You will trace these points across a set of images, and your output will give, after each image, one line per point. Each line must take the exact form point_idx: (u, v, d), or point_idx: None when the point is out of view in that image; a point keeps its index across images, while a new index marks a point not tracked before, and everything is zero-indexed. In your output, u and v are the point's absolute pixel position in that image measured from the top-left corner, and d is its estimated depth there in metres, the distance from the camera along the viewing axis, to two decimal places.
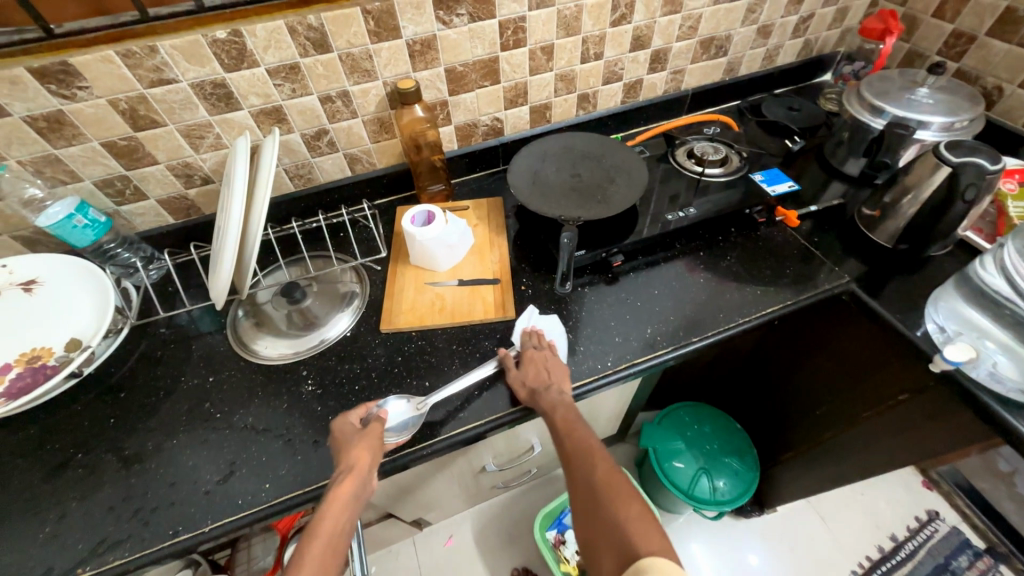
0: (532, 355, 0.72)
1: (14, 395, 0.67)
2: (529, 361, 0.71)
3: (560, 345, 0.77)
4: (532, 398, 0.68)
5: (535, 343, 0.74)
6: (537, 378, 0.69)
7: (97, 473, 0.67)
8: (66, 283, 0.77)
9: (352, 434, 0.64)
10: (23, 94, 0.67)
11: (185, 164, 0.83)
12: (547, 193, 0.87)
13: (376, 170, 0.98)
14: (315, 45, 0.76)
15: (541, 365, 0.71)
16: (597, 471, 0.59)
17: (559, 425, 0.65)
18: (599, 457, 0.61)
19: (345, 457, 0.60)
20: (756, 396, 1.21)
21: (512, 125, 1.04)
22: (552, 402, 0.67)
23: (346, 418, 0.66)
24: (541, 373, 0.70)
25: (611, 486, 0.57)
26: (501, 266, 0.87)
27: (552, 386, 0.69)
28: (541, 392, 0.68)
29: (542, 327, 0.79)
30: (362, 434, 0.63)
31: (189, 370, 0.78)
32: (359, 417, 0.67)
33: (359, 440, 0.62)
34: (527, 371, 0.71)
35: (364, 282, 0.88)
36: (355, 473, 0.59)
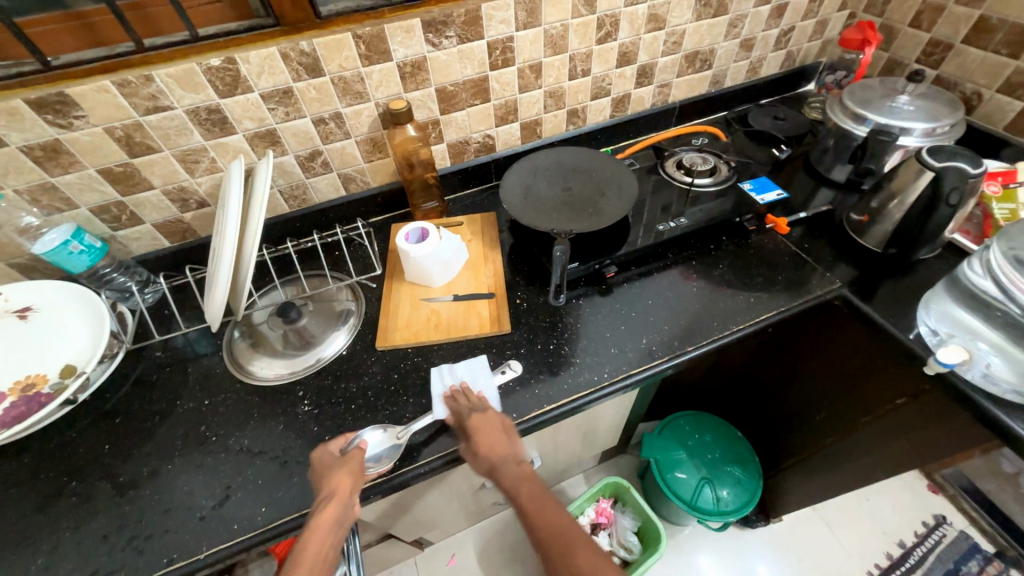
0: (478, 422, 0.65)
1: (9, 424, 0.66)
2: (476, 429, 0.65)
3: (491, 397, 0.72)
4: (492, 471, 0.63)
5: (474, 410, 0.68)
6: (491, 450, 0.63)
7: (91, 501, 0.66)
8: (60, 310, 0.77)
9: (333, 461, 0.63)
10: (20, 125, 0.68)
11: (180, 189, 0.84)
12: (539, 207, 0.88)
13: (370, 188, 0.99)
14: (308, 69, 0.78)
15: (490, 433, 0.65)
16: (577, 557, 0.55)
17: (525, 503, 0.61)
18: (577, 543, 0.56)
19: (327, 484, 0.60)
20: (756, 405, 1.21)
21: (503, 142, 1.05)
22: (513, 479, 0.62)
23: (325, 447, 0.65)
24: (493, 443, 0.64)
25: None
26: (495, 280, 0.88)
27: (511, 458, 0.63)
28: (499, 467, 0.63)
29: (464, 382, 0.74)
30: (343, 461, 0.62)
31: (184, 392, 0.78)
32: (339, 445, 0.66)
33: (341, 466, 0.62)
34: (478, 445, 0.64)
35: (359, 300, 0.88)
36: (338, 498, 0.59)
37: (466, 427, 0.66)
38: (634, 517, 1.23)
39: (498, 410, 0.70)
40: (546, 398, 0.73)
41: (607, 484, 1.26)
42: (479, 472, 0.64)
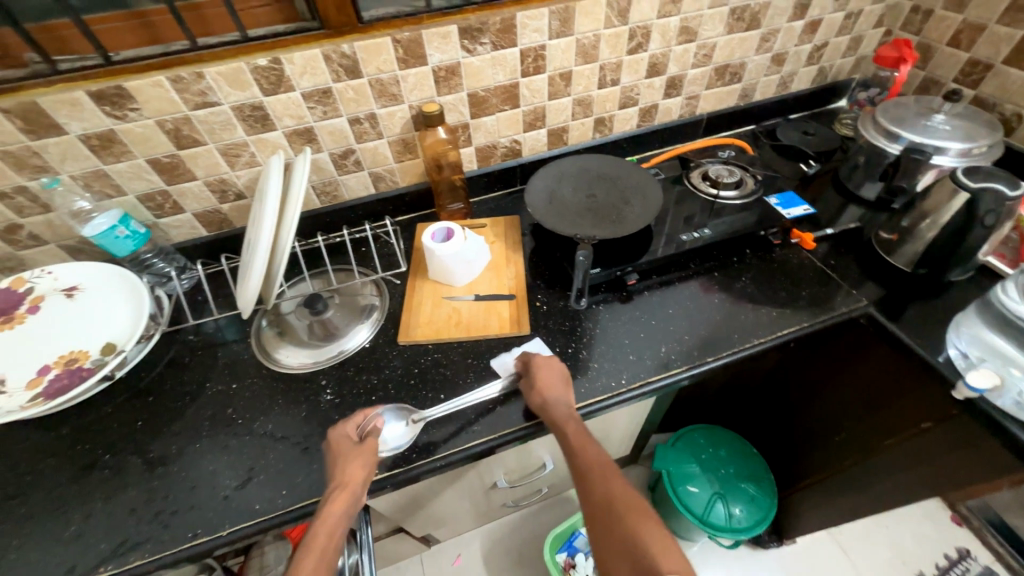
0: (542, 362, 0.72)
1: (51, 395, 0.70)
2: (538, 367, 0.71)
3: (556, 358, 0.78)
4: (544, 407, 0.68)
5: (540, 355, 0.74)
6: (547, 385, 0.70)
7: (123, 475, 0.69)
8: (103, 291, 0.81)
9: (347, 448, 0.64)
10: (80, 115, 0.72)
11: (221, 180, 0.88)
12: (563, 212, 0.89)
13: (398, 188, 1.02)
14: (347, 71, 0.81)
15: (550, 374, 0.71)
16: (612, 486, 0.57)
17: (569, 433, 0.64)
18: (612, 474, 0.59)
19: (339, 474, 0.62)
20: (773, 422, 1.19)
21: (530, 147, 1.07)
22: (562, 414, 0.66)
23: (339, 427, 0.67)
24: (551, 381, 0.70)
25: (627, 505, 0.54)
26: (516, 282, 0.89)
27: (562, 399, 0.68)
28: (552, 402, 0.68)
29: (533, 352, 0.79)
30: (356, 449, 0.64)
31: (214, 375, 0.81)
32: (355, 427, 0.67)
33: (354, 455, 0.63)
34: (537, 378, 0.71)
35: (383, 295, 0.91)
36: (349, 488, 0.60)
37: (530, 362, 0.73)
38: None
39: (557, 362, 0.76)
40: None
41: None
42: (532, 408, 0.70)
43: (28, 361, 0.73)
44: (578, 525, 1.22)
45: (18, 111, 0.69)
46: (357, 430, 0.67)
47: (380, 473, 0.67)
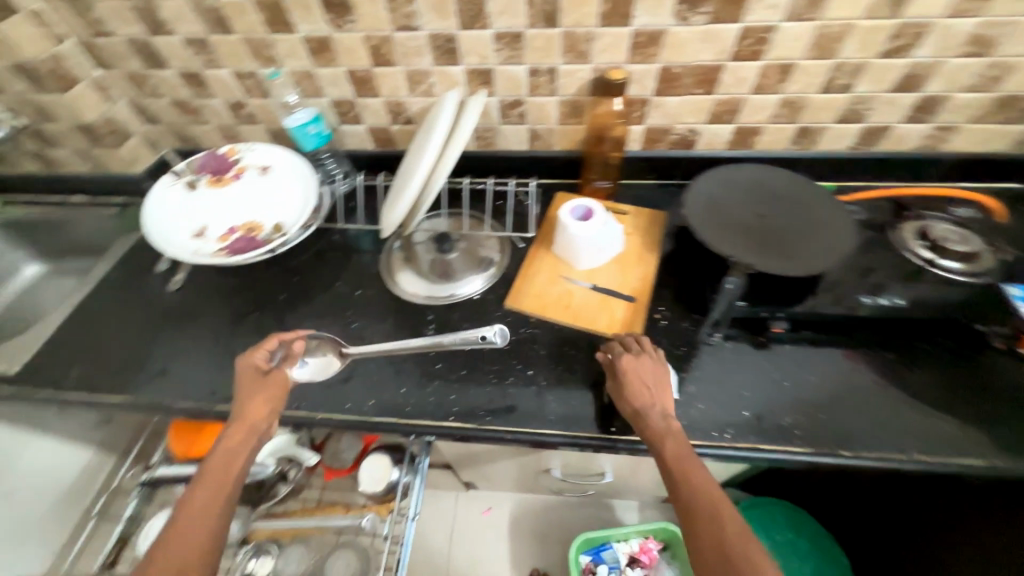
0: (628, 360, 0.67)
1: (233, 252, 0.83)
2: (629, 364, 0.66)
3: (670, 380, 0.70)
4: (636, 413, 0.63)
5: (627, 350, 0.69)
6: (638, 388, 0.64)
7: (261, 333, 0.82)
8: (286, 177, 0.93)
9: (252, 381, 0.66)
10: (311, 18, 0.81)
11: (398, 103, 0.93)
12: (722, 227, 0.77)
13: (551, 150, 0.98)
14: (545, 18, 0.77)
15: (640, 376, 0.65)
16: (726, 524, 0.53)
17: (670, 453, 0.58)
18: (727, 515, 0.53)
19: (244, 407, 0.63)
20: (875, 540, 0.97)
21: (707, 142, 0.94)
22: (659, 429, 0.61)
23: (246, 356, 0.67)
24: (641, 383, 0.65)
25: (741, 553, 0.50)
26: (642, 285, 0.82)
27: (655, 406, 0.63)
28: (645, 408, 0.63)
29: None
30: (258, 384, 0.65)
31: (344, 277, 0.90)
32: (267, 354, 0.69)
33: (261, 390, 0.65)
34: (626, 381, 0.65)
35: (504, 253, 0.90)
36: (251, 423, 0.63)
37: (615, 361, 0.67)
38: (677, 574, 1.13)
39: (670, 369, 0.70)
40: None
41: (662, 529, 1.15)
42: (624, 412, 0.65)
43: (223, 217, 0.88)
44: (612, 538, 1.17)
45: (267, 5, 0.80)
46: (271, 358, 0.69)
47: (452, 421, 0.70)
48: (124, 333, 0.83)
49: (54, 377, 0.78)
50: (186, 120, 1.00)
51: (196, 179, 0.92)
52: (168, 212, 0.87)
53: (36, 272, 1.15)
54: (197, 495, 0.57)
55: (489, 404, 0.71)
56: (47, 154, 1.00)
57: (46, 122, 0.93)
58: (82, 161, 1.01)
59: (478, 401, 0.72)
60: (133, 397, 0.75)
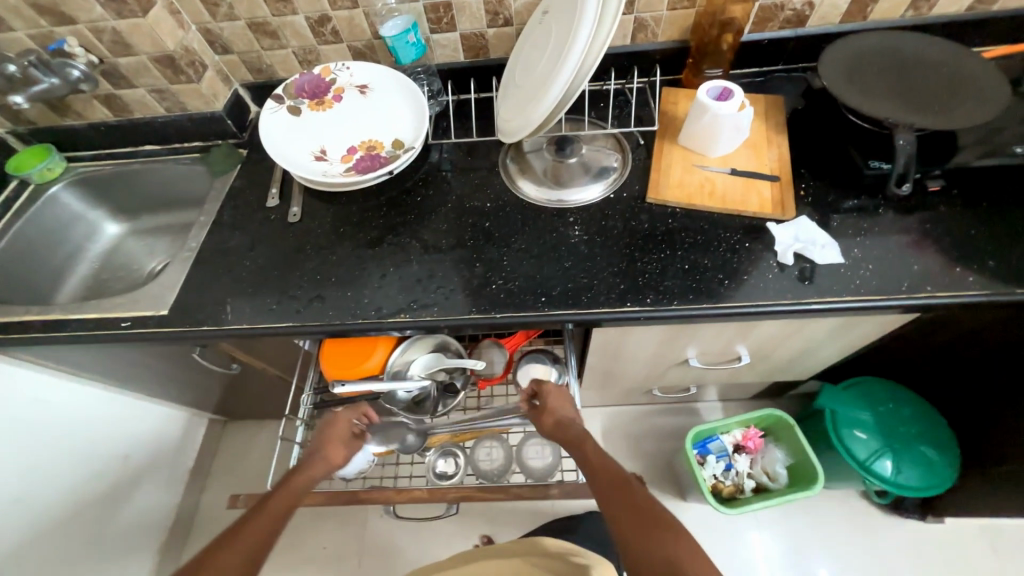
0: (551, 390, 0.80)
1: (362, 171, 0.81)
2: (549, 395, 0.80)
3: (830, 247, 0.72)
4: (556, 427, 0.78)
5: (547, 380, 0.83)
6: (561, 409, 0.79)
7: (404, 252, 0.81)
8: (389, 93, 0.89)
9: (342, 436, 0.80)
10: None
11: (499, 0, 0.87)
12: (867, 92, 0.76)
13: (654, 43, 0.95)
14: None
15: (560, 403, 0.80)
16: (635, 495, 0.64)
17: (587, 451, 0.73)
18: (633, 486, 0.65)
19: (327, 455, 0.77)
20: (976, 399, 1.05)
21: (820, 16, 0.91)
22: (578, 436, 0.75)
23: (341, 412, 0.81)
24: (562, 405, 0.79)
25: (650, 511, 0.61)
26: (780, 164, 0.81)
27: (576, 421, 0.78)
28: (563, 421, 0.78)
29: (791, 233, 0.74)
30: (346, 442, 0.80)
31: (468, 193, 0.88)
32: (356, 418, 0.82)
33: (342, 442, 0.80)
34: (549, 402, 0.80)
35: (624, 152, 0.88)
36: (326, 464, 0.77)
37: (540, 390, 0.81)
38: (786, 454, 1.18)
39: (830, 241, 0.72)
40: (828, 290, 0.70)
41: (765, 416, 1.20)
42: (546, 432, 0.79)
43: (339, 141, 0.85)
44: (717, 431, 1.24)
45: None
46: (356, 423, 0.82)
47: (630, 307, 0.72)
48: (263, 265, 0.82)
49: (210, 316, 0.77)
50: (263, 44, 0.93)
51: (298, 104, 0.87)
52: (283, 141, 0.84)
53: (117, 232, 1.12)
54: (267, 513, 0.66)
55: (662, 290, 0.72)
56: (121, 96, 0.93)
57: (123, 57, 0.86)
58: (159, 101, 0.94)
59: (648, 289, 0.73)
60: (298, 322, 0.75)
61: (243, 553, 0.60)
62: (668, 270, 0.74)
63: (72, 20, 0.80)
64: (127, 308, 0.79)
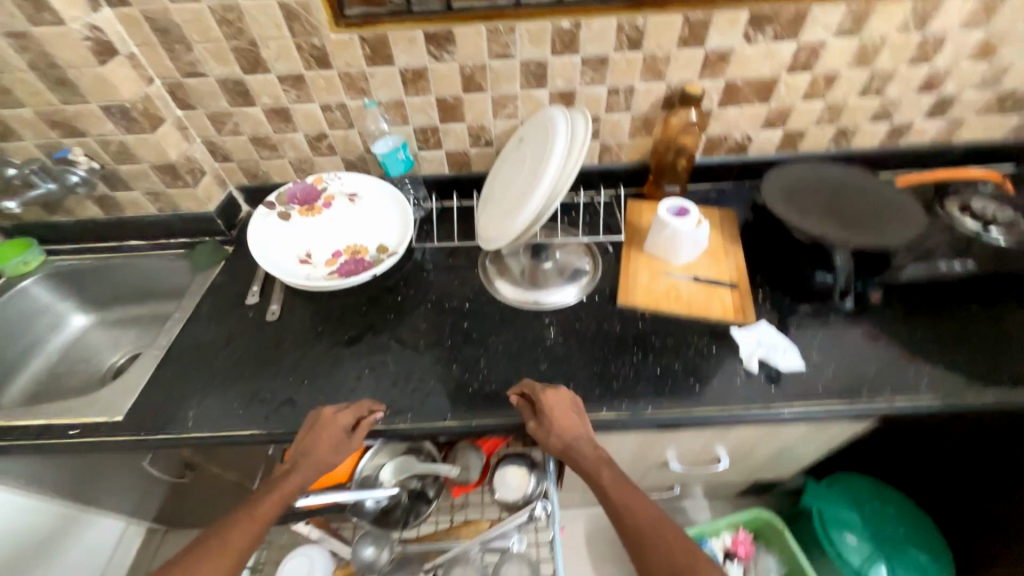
0: (553, 400, 0.69)
1: (345, 274, 0.84)
2: (551, 405, 0.69)
3: (792, 354, 0.76)
4: (564, 451, 0.68)
5: (545, 387, 0.71)
6: (564, 425, 0.68)
7: (381, 352, 0.81)
8: (376, 202, 0.95)
9: (332, 437, 0.67)
10: (412, 51, 0.85)
11: (481, 127, 0.98)
12: (805, 212, 0.86)
13: (619, 163, 1.06)
14: (631, 43, 0.86)
15: (562, 409, 0.69)
16: (670, 542, 0.62)
17: (607, 486, 0.66)
18: (667, 530, 0.64)
19: (313, 454, 0.67)
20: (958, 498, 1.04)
21: (758, 146, 1.05)
22: (593, 460, 0.67)
23: (338, 412, 0.69)
24: (566, 417, 0.68)
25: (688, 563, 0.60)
26: (738, 272, 0.88)
27: (587, 436, 0.69)
28: (574, 444, 0.67)
29: (757, 340, 0.78)
30: (336, 447, 0.67)
31: (448, 293, 0.91)
32: (351, 419, 0.69)
33: (327, 442, 0.67)
34: (553, 419, 0.68)
35: (593, 256, 0.95)
36: (310, 473, 0.67)
37: (540, 403, 0.69)
38: (779, 559, 1.12)
39: (795, 351, 0.76)
40: (794, 395, 0.72)
41: (753, 516, 1.16)
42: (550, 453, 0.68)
43: (325, 245, 0.89)
44: (706, 534, 1.17)
45: (372, 41, 0.84)
46: (352, 423, 0.70)
47: (607, 413, 0.72)
48: (234, 364, 0.80)
49: (170, 422, 0.73)
50: (261, 155, 1.01)
51: (288, 209, 0.92)
52: (269, 244, 0.87)
53: (82, 323, 1.08)
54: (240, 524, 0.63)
55: (637, 395, 0.73)
56: (116, 197, 0.96)
57: (124, 164, 0.90)
58: (152, 202, 0.98)
59: (624, 392, 0.74)
60: (264, 428, 0.72)
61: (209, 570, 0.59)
62: (642, 374, 0.76)
63: (82, 133, 0.85)
64: (79, 413, 0.75)
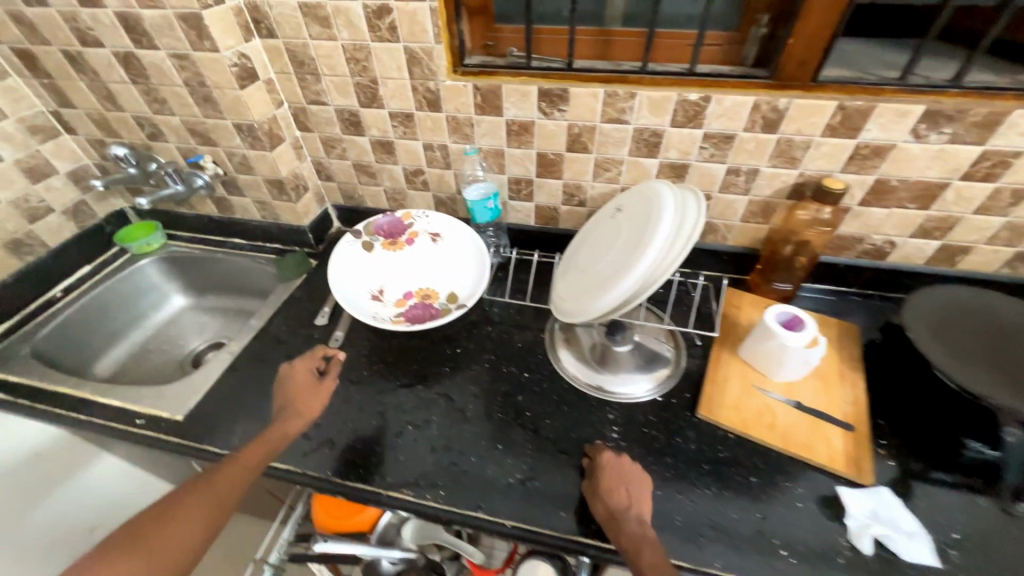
0: (609, 459, 0.66)
1: (411, 319, 0.83)
2: (607, 464, 0.66)
3: (924, 546, 0.59)
4: (610, 518, 0.61)
5: (609, 449, 0.69)
6: (614, 490, 0.63)
7: (428, 409, 0.77)
8: (456, 246, 0.93)
9: (306, 386, 0.75)
10: (523, 105, 0.82)
11: (577, 186, 0.93)
12: (961, 358, 0.69)
13: (722, 246, 0.95)
14: (766, 124, 0.75)
15: (616, 475, 0.65)
16: None
17: (647, 570, 0.54)
18: None
19: (297, 403, 0.73)
20: None
21: (902, 254, 0.88)
22: (633, 538, 0.58)
23: (300, 364, 0.78)
24: (620, 484, 0.64)
25: None
26: (856, 410, 0.72)
27: (631, 509, 0.61)
28: (621, 515, 0.61)
29: (875, 512, 0.62)
30: (313, 391, 0.74)
31: (508, 357, 0.85)
32: (317, 364, 0.78)
33: (310, 390, 0.75)
34: (601, 481, 0.64)
35: (676, 347, 0.84)
36: (301, 417, 0.71)
37: (595, 460, 0.67)
38: None
39: (929, 544, 0.59)
40: None
41: None
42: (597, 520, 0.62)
43: (399, 283, 0.90)
44: None
45: (485, 90, 0.82)
46: (317, 367, 0.78)
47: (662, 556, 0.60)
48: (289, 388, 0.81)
49: (219, 436, 0.75)
50: (360, 180, 1.04)
51: (373, 240, 0.93)
52: (348, 273, 0.89)
53: (180, 304, 1.18)
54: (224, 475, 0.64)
55: (704, 543, 0.61)
56: (230, 200, 1.04)
57: (243, 174, 0.97)
58: (258, 210, 1.05)
59: (687, 533, 0.62)
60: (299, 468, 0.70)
61: (193, 521, 0.60)
62: (713, 515, 0.63)
63: (214, 143, 0.93)
64: (148, 404, 0.80)
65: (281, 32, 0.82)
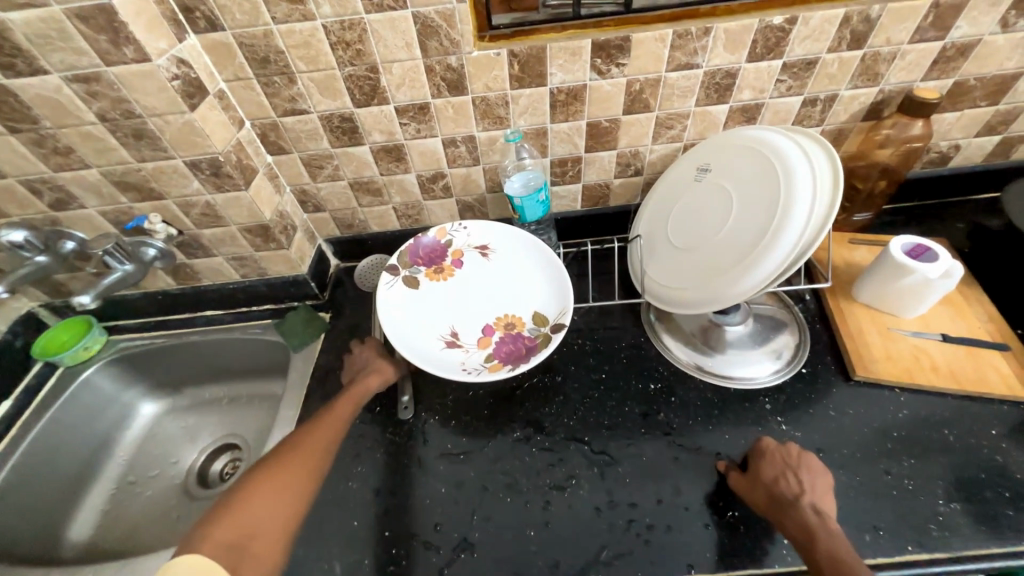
0: (767, 448, 0.57)
1: (507, 358, 0.67)
2: (761, 454, 0.57)
3: None
4: (774, 509, 0.52)
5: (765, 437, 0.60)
6: (774, 478, 0.54)
7: (565, 463, 0.62)
8: (515, 255, 0.76)
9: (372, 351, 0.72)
10: (572, 67, 0.66)
11: (634, 153, 0.79)
12: None
13: None
14: (853, 39, 0.66)
15: (774, 461, 0.56)
16: None
17: (825, 560, 0.46)
18: None
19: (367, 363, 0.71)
20: None
21: (965, 157, 0.85)
22: (805, 527, 0.49)
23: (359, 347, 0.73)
24: (780, 472, 0.54)
25: None
26: (997, 327, 0.69)
27: (805, 498, 0.52)
28: (787, 504, 0.51)
29: None
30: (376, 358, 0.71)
31: (620, 369, 0.72)
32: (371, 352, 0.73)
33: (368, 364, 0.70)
34: (760, 469, 0.55)
35: (788, 307, 0.76)
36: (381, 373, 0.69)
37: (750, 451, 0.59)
38: None
39: None
40: None
41: None
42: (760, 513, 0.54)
43: (467, 317, 0.72)
44: None
45: (524, 55, 0.65)
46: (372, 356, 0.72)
47: (912, 551, 0.52)
48: (377, 491, 0.61)
49: None
50: (361, 202, 0.82)
51: (413, 272, 0.75)
52: (402, 322, 0.70)
53: (152, 412, 0.90)
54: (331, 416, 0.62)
55: (944, 523, 0.54)
56: (193, 265, 0.79)
57: (208, 228, 0.73)
58: (236, 269, 0.80)
59: (921, 518, 0.54)
60: None
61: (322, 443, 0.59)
62: (933, 487, 0.56)
63: (160, 195, 0.67)
64: None
65: (229, 21, 0.58)
